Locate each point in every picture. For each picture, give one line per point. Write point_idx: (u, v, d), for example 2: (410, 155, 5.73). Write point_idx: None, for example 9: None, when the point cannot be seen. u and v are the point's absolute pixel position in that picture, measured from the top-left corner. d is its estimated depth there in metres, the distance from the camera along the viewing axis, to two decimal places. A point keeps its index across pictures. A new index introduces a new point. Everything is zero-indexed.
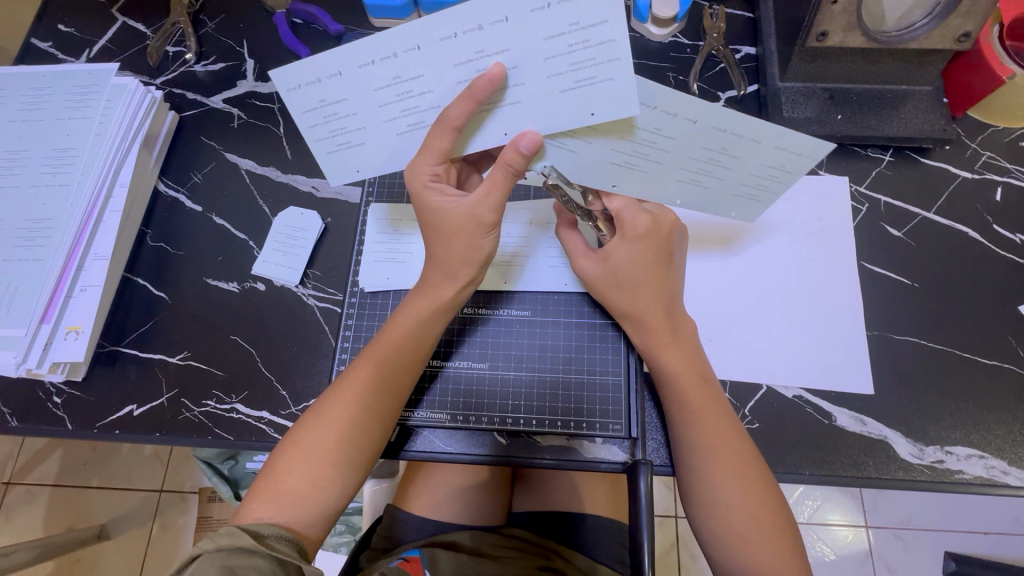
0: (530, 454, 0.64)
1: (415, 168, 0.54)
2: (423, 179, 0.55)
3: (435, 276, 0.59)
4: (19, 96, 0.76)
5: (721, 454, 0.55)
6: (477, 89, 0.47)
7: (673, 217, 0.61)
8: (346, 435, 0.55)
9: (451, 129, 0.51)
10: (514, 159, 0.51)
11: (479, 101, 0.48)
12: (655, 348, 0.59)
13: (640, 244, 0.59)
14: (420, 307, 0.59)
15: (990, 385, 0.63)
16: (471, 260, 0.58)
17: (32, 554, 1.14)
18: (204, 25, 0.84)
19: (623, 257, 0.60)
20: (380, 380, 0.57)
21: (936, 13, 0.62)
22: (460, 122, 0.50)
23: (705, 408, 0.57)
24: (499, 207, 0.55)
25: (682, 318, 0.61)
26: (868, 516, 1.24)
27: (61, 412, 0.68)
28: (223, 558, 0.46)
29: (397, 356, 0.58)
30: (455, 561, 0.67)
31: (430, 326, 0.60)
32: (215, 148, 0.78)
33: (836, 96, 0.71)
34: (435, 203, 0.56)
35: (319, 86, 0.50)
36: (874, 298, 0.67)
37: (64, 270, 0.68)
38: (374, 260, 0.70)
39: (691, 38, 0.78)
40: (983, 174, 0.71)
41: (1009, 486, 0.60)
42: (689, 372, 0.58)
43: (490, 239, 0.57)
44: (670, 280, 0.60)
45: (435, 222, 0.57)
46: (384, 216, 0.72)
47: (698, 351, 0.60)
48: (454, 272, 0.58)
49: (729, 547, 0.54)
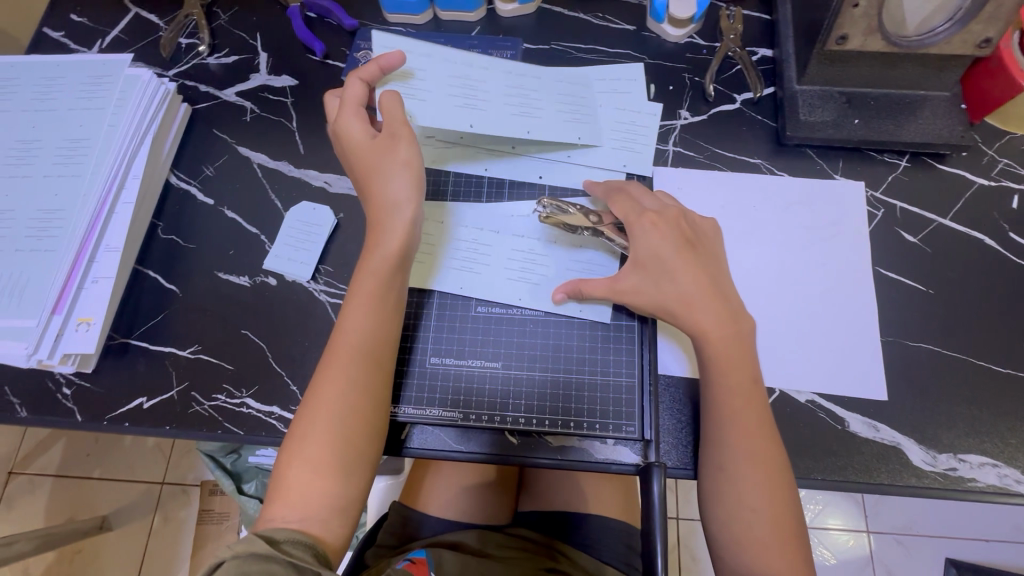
0: (538, 453, 0.63)
1: (347, 134, 0.61)
2: (350, 114, 0.62)
3: (375, 233, 0.60)
4: (31, 87, 0.75)
5: (754, 457, 0.55)
6: (365, 71, 0.62)
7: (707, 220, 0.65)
8: (335, 422, 0.55)
9: (365, 83, 0.62)
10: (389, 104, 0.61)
11: (380, 69, 0.62)
12: (704, 339, 0.58)
13: (660, 234, 0.61)
14: (372, 266, 0.59)
15: (1003, 393, 0.63)
16: (385, 205, 0.60)
17: (35, 543, 1.14)
18: (217, 17, 0.84)
19: (642, 245, 0.61)
20: (358, 354, 0.57)
21: (957, 18, 0.61)
22: (365, 80, 0.62)
23: (741, 409, 0.56)
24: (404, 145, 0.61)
25: (741, 316, 0.60)
26: (869, 521, 1.24)
27: (70, 403, 0.68)
28: (240, 565, 0.46)
29: (365, 330, 0.58)
30: (460, 561, 0.67)
31: (388, 287, 0.60)
32: (228, 141, 0.78)
33: (853, 100, 0.71)
34: (365, 145, 0.61)
35: (432, 62, 0.65)
36: (888, 304, 0.67)
37: (76, 260, 0.68)
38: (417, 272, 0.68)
39: (707, 39, 0.78)
40: (999, 181, 0.71)
41: (1021, 495, 0.60)
42: (733, 368, 0.57)
43: (404, 181, 0.60)
44: (713, 277, 0.60)
45: (365, 157, 0.61)
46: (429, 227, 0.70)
47: (749, 346, 0.59)
48: (394, 211, 0.60)
49: (749, 553, 0.53)
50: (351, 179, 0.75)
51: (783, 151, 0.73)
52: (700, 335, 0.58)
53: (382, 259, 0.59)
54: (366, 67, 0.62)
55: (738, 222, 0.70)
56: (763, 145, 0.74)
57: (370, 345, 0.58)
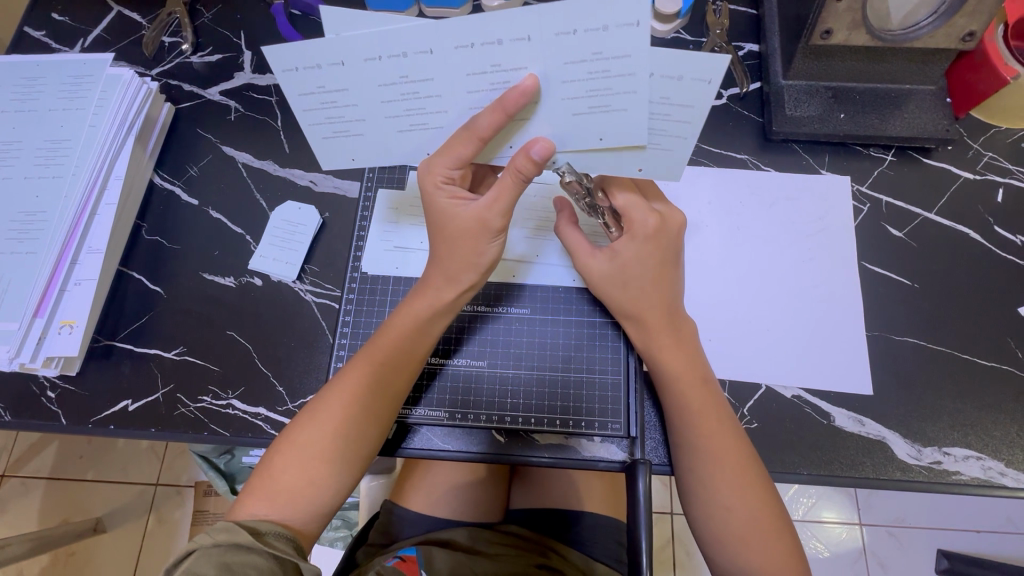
0: (529, 452, 0.64)
1: (431, 167, 0.52)
2: (437, 180, 0.53)
3: (437, 278, 0.58)
4: (12, 87, 0.75)
5: (725, 457, 0.55)
6: (507, 102, 0.45)
7: (681, 219, 0.60)
8: (337, 433, 0.55)
9: (478, 139, 0.48)
10: (525, 166, 0.50)
11: (509, 115, 0.46)
12: (654, 348, 0.59)
13: (648, 243, 0.58)
14: (416, 308, 0.58)
15: (988, 386, 0.63)
16: (474, 266, 0.57)
17: (27, 546, 1.14)
18: (200, 15, 0.83)
19: (630, 256, 0.59)
20: (378, 384, 0.56)
21: (941, 12, 0.61)
22: (488, 134, 0.47)
23: (704, 409, 0.57)
24: (508, 212, 0.54)
25: (685, 321, 0.60)
26: (862, 514, 1.25)
27: (55, 406, 0.67)
28: (220, 555, 0.47)
29: (395, 358, 0.57)
30: (451, 559, 0.67)
31: (429, 327, 0.59)
32: (212, 141, 0.77)
33: (839, 95, 0.71)
34: (445, 204, 0.55)
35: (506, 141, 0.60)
36: (874, 298, 0.67)
37: (58, 263, 0.67)
38: (310, 122, 0.51)
39: (693, 34, 0.78)
40: (985, 175, 0.71)
41: (1006, 488, 0.60)
42: (688, 374, 0.58)
43: (494, 245, 0.56)
44: (675, 282, 0.60)
45: (445, 223, 0.56)
46: (366, 50, 0.44)
47: (697, 351, 0.60)
48: (457, 276, 0.57)
49: (728, 549, 0.54)
50: (337, 178, 0.75)
51: (769, 146, 0.73)
52: (653, 352, 0.59)
53: (426, 301, 0.58)
54: (486, 119, 0.46)
55: (722, 217, 0.70)
56: (749, 141, 0.73)
57: (389, 368, 0.57)
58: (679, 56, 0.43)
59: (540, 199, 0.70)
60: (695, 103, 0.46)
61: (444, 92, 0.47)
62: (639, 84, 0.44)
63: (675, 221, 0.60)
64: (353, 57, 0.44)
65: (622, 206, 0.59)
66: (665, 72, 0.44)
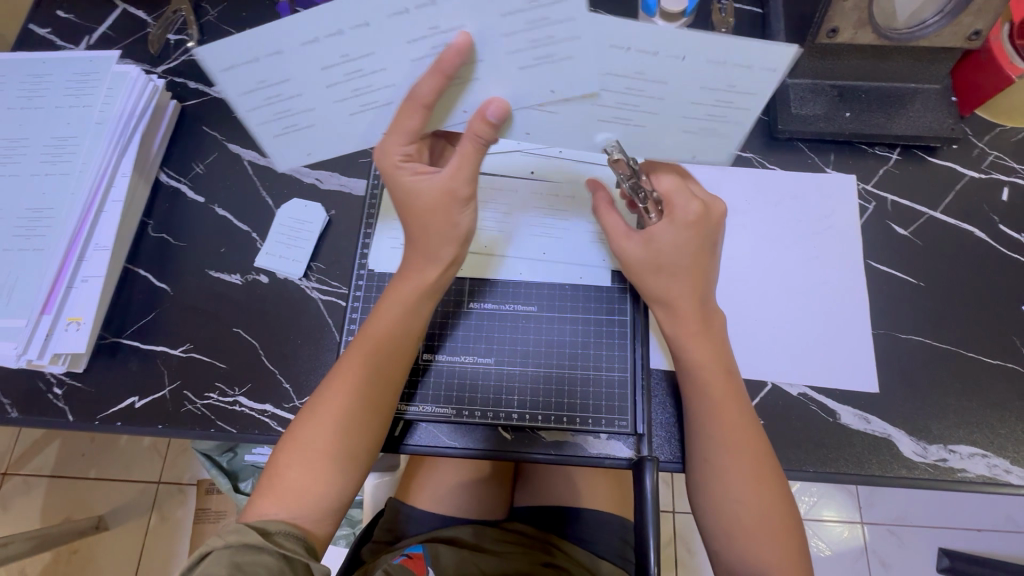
0: (534, 449, 0.64)
1: (386, 148, 0.52)
2: (393, 159, 0.52)
3: (417, 259, 0.58)
4: (18, 84, 0.75)
5: (740, 452, 0.55)
6: (444, 64, 0.44)
7: (723, 208, 0.59)
8: (343, 427, 0.55)
9: (422, 108, 0.47)
10: (482, 130, 0.50)
11: (448, 77, 0.45)
12: (683, 336, 0.59)
13: (688, 230, 0.56)
14: (401, 292, 0.59)
15: (993, 384, 0.63)
16: (450, 237, 0.56)
17: (30, 543, 1.14)
18: (206, 12, 0.83)
19: (667, 240, 0.57)
20: (372, 372, 0.57)
21: (948, 11, 0.61)
22: (432, 99, 0.47)
23: (726, 402, 0.57)
24: (473, 178, 0.53)
25: (715, 312, 0.60)
26: (863, 513, 1.25)
27: (62, 403, 0.67)
28: (231, 555, 0.47)
29: (386, 344, 0.58)
30: (458, 556, 0.67)
31: (416, 311, 0.59)
32: (218, 138, 0.77)
33: (845, 93, 0.71)
34: (409, 181, 0.54)
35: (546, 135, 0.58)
36: (879, 296, 0.67)
37: (65, 260, 0.67)
38: (259, 122, 0.51)
39: (699, 33, 0.78)
40: (990, 174, 0.71)
41: (1010, 485, 0.60)
42: (714, 364, 0.58)
43: (466, 213, 0.55)
44: (709, 271, 0.59)
45: (408, 203, 0.55)
46: (294, 33, 0.43)
47: (723, 341, 0.60)
48: (436, 252, 0.57)
49: (739, 547, 0.54)
50: (343, 175, 0.75)
51: (774, 145, 0.73)
52: (683, 339, 0.59)
53: (410, 283, 0.59)
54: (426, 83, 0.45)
55: (728, 216, 0.70)
56: (754, 139, 0.74)
57: (378, 353, 0.57)
58: (747, 43, 0.44)
59: (528, 191, 0.70)
60: (753, 91, 0.48)
61: (388, 67, 0.46)
62: (585, 36, 0.43)
63: (716, 210, 0.58)
64: (288, 44, 0.44)
65: (665, 191, 0.58)
66: (715, 58, 0.45)
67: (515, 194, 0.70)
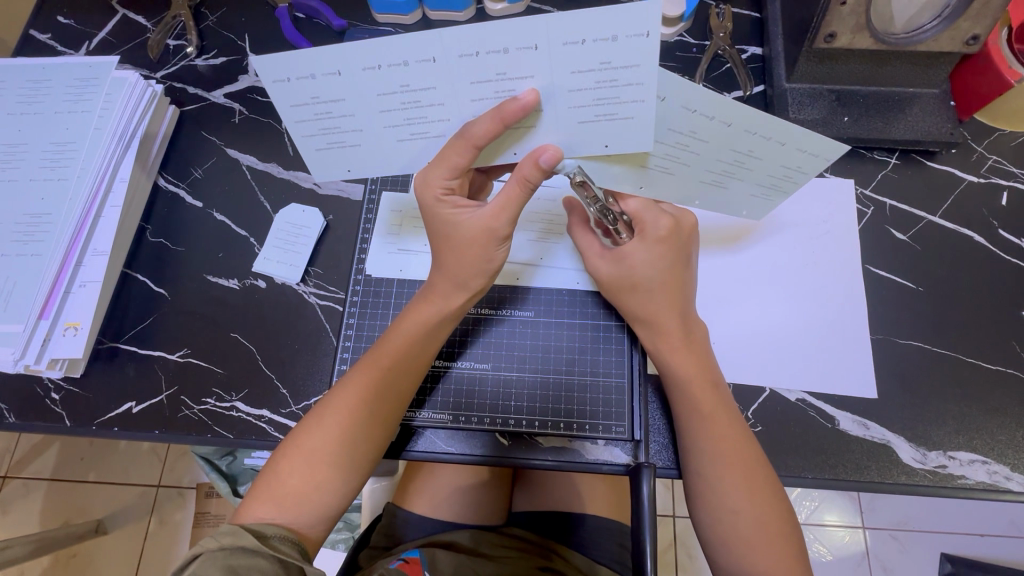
0: (531, 455, 0.64)
1: (428, 181, 0.53)
2: (436, 192, 0.54)
3: (443, 286, 0.57)
4: (18, 89, 0.75)
5: (733, 461, 0.55)
6: (507, 112, 0.45)
7: (692, 221, 0.60)
8: (344, 437, 0.55)
9: (472, 146, 0.48)
10: (532, 173, 0.50)
11: (506, 124, 0.46)
12: (665, 351, 0.59)
13: (661, 246, 0.58)
14: (422, 311, 0.58)
15: (992, 390, 0.63)
16: (482, 271, 0.56)
17: (30, 547, 1.14)
18: (205, 18, 0.83)
19: (639, 258, 0.58)
20: (382, 388, 0.56)
21: (945, 16, 0.61)
22: (482, 141, 0.47)
23: (714, 410, 0.57)
24: (515, 219, 0.54)
25: (696, 323, 0.60)
26: (865, 518, 1.24)
27: (59, 408, 0.67)
28: (225, 558, 0.46)
29: (402, 363, 0.57)
30: (454, 561, 0.67)
31: (435, 332, 0.59)
32: (217, 143, 0.78)
33: (842, 98, 0.70)
34: (446, 215, 0.55)
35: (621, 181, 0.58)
36: (878, 301, 0.67)
37: (63, 264, 0.67)
38: (302, 135, 0.51)
39: (697, 37, 0.78)
40: (989, 178, 0.71)
41: (1011, 492, 0.60)
42: (700, 375, 0.58)
43: (502, 250, 0.56)
44: (687, 281, 0.59)
45: (447, 236, 0.56)
46: (363, 59, 0.43)
47: (707, 354, 0.60)
48: (466, 282, 0.57)
49: (734, 553, 0.54)
50: (341, 180, 0.75)
51: None
52: (669, 355, 0.58)
53: (434, 303, 0.58)
54: (484, 124, 0.46)
55: (726, 220, 0.70)
56: None
57: (398, 371, 0.57)
58: (826, 142, 0.51)
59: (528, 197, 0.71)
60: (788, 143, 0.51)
61: (448, 101, 0.47)
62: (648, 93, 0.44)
63: (686, 224, 0.60)
64: (351, 67, 0.44)
65: (635, 212, 0.59)
66: (802, 147, 0.52)
67: (557, 222, 0.70)
